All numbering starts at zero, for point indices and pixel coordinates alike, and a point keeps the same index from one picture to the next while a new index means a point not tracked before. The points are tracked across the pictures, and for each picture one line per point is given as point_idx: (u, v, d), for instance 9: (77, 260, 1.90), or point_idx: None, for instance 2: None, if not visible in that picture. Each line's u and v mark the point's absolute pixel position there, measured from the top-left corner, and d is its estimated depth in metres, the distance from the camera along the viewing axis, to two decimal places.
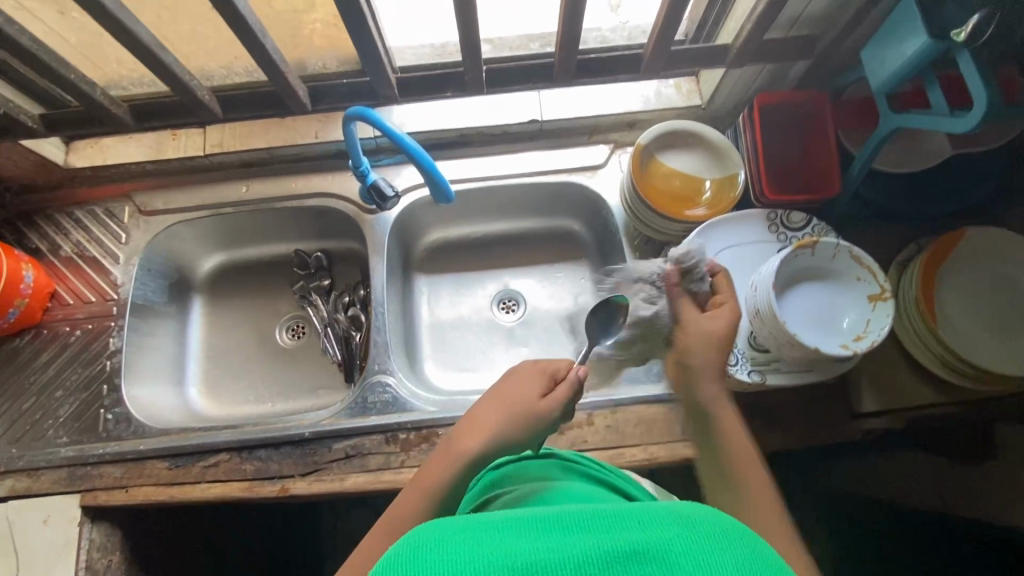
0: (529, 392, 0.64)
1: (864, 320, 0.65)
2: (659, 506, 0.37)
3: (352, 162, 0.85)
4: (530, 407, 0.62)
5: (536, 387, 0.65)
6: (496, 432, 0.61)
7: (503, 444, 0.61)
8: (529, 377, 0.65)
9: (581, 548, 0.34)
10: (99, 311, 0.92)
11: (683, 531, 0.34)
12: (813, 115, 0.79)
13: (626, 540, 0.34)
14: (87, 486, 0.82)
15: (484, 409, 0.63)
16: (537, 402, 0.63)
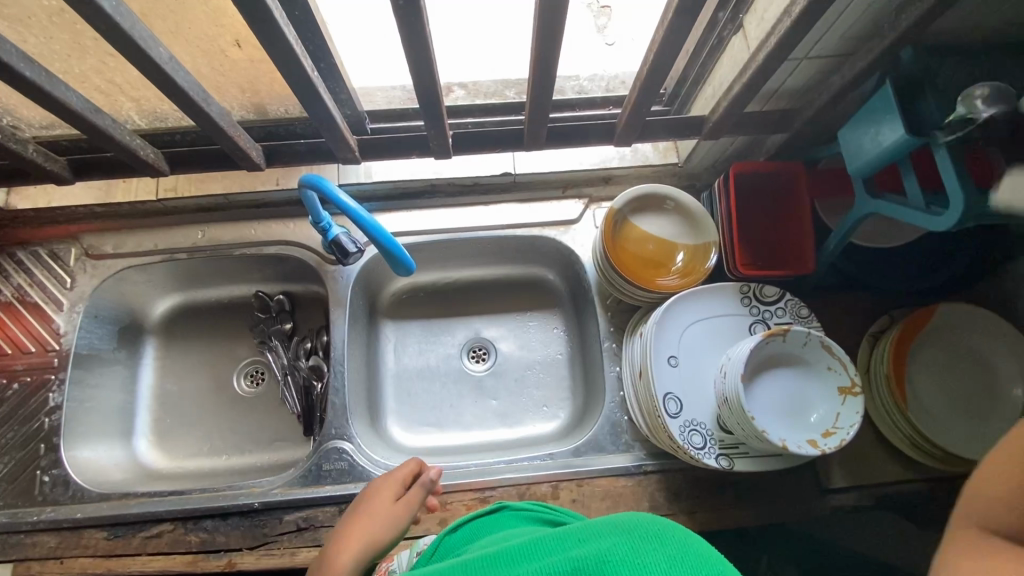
0: (383, 501, 0.66)
1: (834, 414, 0.64)
2: (602, 521, 0.44)
3: (311, 217, 0.81)
4: (389, 515, 0.64)
5: (391, 496, 0.68)
6: (365, 539, 0.62)
7: (374, 551, 0.61)
8: (379, 488, 0.68)
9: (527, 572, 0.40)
10: (39, 363, 0.86)
11: (615, 541, 0.40)
12: (789, 188, 0.77)
13: (568, 557, 0.40)
14: (18, 556, 0.77)
15: (348, 527, 0.64)
16: (394, 508, 0.66)
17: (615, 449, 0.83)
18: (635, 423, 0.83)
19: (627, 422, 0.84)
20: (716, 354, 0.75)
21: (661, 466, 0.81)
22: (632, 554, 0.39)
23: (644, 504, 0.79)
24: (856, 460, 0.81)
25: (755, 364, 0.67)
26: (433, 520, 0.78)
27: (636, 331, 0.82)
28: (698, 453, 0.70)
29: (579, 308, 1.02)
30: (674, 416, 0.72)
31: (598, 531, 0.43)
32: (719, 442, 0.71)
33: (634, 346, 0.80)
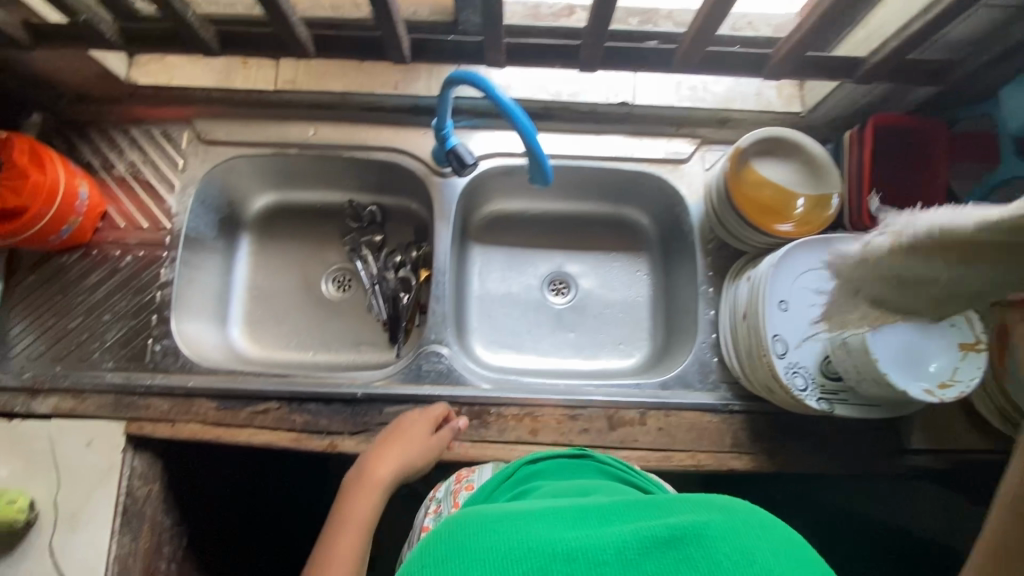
0: (421, 436, 0.75)
1: (952, 368, 0.65)
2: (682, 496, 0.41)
3: (436, 121, 0.80)
4: (421, 451, 0.74)
5: (425, 433, 0.76)
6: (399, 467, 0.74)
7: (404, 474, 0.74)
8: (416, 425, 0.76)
9: (616, 534, 0.37)
10: (151, 240, 0.89)
11: (722, 517, 0.38)
12: (927, 146, 0.75)
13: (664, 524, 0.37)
14: (132, 415, 0.81)
15: (387, 449, 0.75)
16: (427, 443, 0.75)
17: (702, 387, 0.85)
18: (726, 364, 0.84)
19: (716, 362, 0.86)
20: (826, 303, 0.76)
21: (747, 407, 0.83)
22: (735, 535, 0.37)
23: (727, 440, 0.82)
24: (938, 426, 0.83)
25: None
26: (524, 429, 0.81)
27: (741, 275, 0.83)
28: (800, 394, 0.72)
29: (669, 253, 1.02)
30: (779, 357, 0.73)
31: (685, 509, 0.40)
32: (821, 387, 0.73)
33: (740, 289, 0.81)
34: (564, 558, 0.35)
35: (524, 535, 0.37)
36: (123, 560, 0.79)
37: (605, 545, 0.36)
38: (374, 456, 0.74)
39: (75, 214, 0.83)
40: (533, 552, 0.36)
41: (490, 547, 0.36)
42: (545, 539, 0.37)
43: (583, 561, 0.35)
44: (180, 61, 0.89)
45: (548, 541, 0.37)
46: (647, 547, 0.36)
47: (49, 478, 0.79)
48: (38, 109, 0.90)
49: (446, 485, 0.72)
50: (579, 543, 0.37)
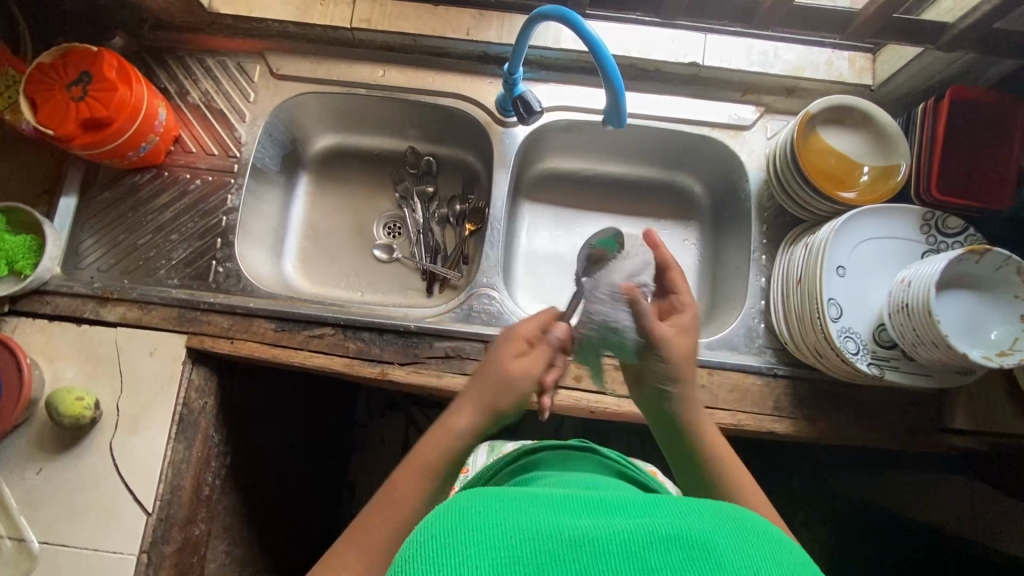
0: (507, 359, 0.61)
1: (1012, 337, 0.65)
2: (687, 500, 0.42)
3: (508, 66, 0.81)
4: (512, 371, 0.60)
5: (516, 348, 0.61)
6: (483, 409, 0.59)
7: (487, 417, 0.60)
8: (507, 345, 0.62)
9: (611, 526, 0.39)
10: (221, 166, 0.92)
11: (722, 524, 0.39)
12: (1001, 122, 0.75)
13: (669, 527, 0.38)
14: (194, 330, 0.84)
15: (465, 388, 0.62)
16: (518, 360, 0.61)
17: (747, 350, 0.86)
18: (774, 330, 0.85)
19: (763, 328, 0.86)
20: (885, 271, 0.76)
21: (791, 372, 0.83)
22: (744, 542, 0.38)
23: (769, 403, 0.82)
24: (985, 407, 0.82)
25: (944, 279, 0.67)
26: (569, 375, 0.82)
27: (797, 241, 0.83)
28: (851, 357, 0.73)
29: (719, 222, 1.01)
30: (833, 320, 0.74)
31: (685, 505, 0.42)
32: (873, 352, 0.73)
33: (795, 255, 0.81)
34: (571, 545, 0.37)
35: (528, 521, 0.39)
36: (176, 465, 0.82)
37: (610, 538, 0.37)
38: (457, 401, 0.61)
39: (154, 133, 0.86)
40: (536, 536, 0.37)
41: (494, 523, 0.38)
42: (551, 525, 0.38)
43: (590, 548, 0.37)
44: None
45: (554, 528, 0.38)
46: (657, 543, 0.37)
47: (112, 382, 0.83)
48: (123, 33, 0.93)
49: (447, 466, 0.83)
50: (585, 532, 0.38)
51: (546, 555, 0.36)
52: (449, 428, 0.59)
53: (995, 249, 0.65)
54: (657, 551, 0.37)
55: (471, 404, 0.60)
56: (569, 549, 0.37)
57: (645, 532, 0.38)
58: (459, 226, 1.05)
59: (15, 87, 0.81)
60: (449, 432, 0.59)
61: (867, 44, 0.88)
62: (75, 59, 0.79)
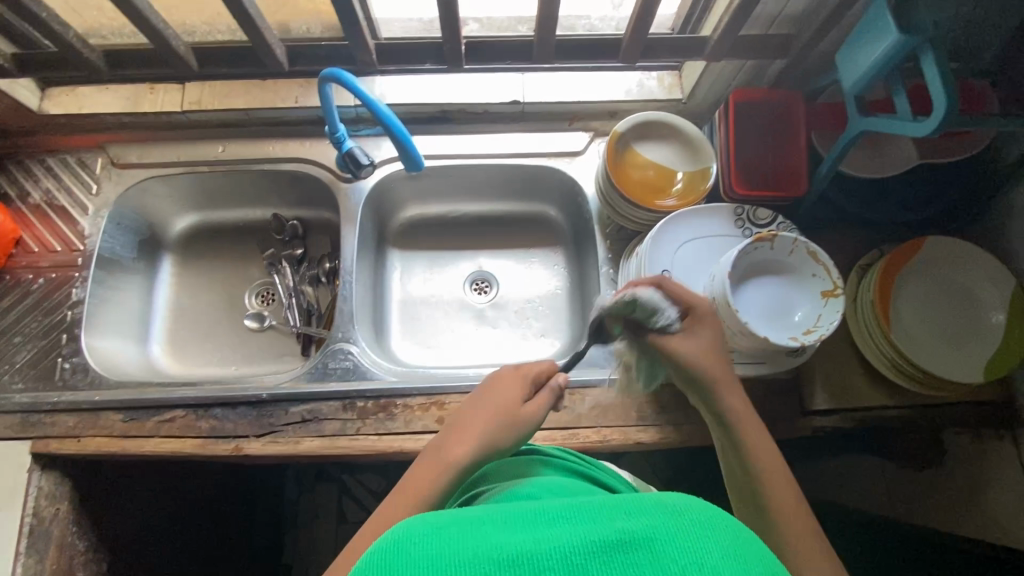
0: (512, 397, 0.64)
1: (815, 314, 0.67)
2: (646, 496, 0.38)
3: (328, 127, 0.83)
4: (518, 412, 0.63)
5: (519, 384, 0.65)
6: (480, 450, 0.59)
7: (490, 454, 0.60)
8: (512, 379, 0.65)
9: (566, 541, 0.35)
10: (64, 261, 0.91)
11: (668, 519, 0.36)
12: (787, 115, 0.79)
13: (615, 530, 0.35)
14: (38, 434, 0.81)
15: (463, 420, 0.62)
16: (521, 402, 0.63)
17: (608, 365, 0.86)
18: (628, 340, 0.86)
19: None
20: (708, 269, 0.79)
21: None
22: (682, 535, 0.34)
23: (632, 415, 0.83)
24: (840, 385, 0.84)
25: (744, 267, 0.69)
26: (430, 418, 0.81)
27: (632, 252, 0.85)
28: None
29: (579, 244, 1.04)
30: None
31: (646, 502, 0.38)
32: None
33: (630, 265, 0.83)
34: (508, 566, 0.33)
35: (470, 544, 0.35)
36: None
37: (547, 552, 0.34)
38: (453, 435, 0.61)
39: None
40: (476, 560, 0.34)
41: (406, 565, 0.33)
42: (490, 545, 0.35)
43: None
44: (90, 90, 0.93)
45: (471, 559, 0.34)
46: (586, 558, 0.34)
47: None
48: None
49: None
50: (514, 556, 0.34)
51: None
52: (446, 462, 0.57)
53: (784, 233, 0.68)
54: (597, 563, 0.33)
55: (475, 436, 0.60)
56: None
57: (598, 541, 0.34)
58: (330, 284, 1.05)
59: None
60: (441, 471, 0.57)
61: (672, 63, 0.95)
62: None
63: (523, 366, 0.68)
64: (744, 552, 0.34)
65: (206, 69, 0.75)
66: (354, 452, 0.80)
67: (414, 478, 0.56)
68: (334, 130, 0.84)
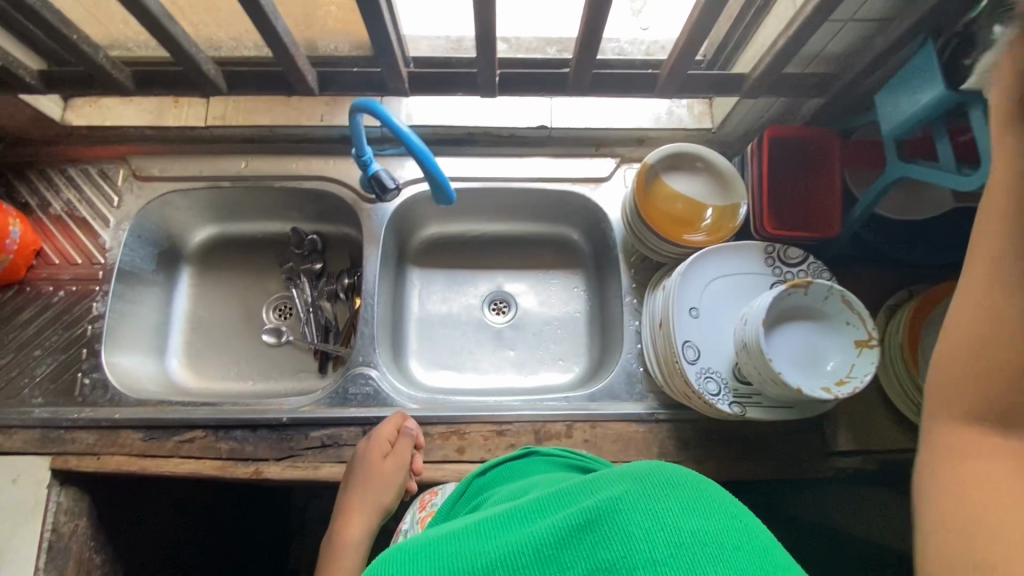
0: (377, 466, 0.75)
1: (848, 364, 0.66)
2: (608, 472, 0.41)
3: (354, 150, 0.82)
4: (379, 480, 0.75)
5: (377, 454, 0.76)
6: (368, 520, 0.75)
7: (380, 513, 0.76)
8: (370, 452, 0.76)
9: (536, 536, 0.38)
10: (84, 274, 0.90)
11: (626, 489, 0.38)
12: (821, 154, 0.78)
13: (577, 513, 0.38)
14: (58, 449, 0.81)
15: (349, 499, 0.76)
16: (386, 468, 0.75)
17: (629, 397, 0.86)
18: (650, 373, 0.86)
19: (642, 372, 0.87)
20: (737, 309, 0.78)
21: (673, 415, 0.84)
22: (643, 499, 0.37)
23: (653, 450, 0.82)
24: (864, 426, 0.83)
25: (775, 312, 0.69)
26: (451, 447, 0.81)
27: (658, 285, 0.85)
28: (712, 399, 0.73)
29: (601, 268, 1.03)
30: (691, 363, 0.74)
31: (607, 478, 0.41)
32: (733, 390, 0.74)
33: (657, 299, 0.83)
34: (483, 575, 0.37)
35: (450, 560, 0.39)
36: None
37: (520, 550, 0.38)
38: (346, 515, 0.75)
39: (6, 252, 0.85)
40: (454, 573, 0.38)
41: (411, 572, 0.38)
42: (465, 558, 0.39)
43: (504, 567, 0.37)
44: (113, 102, 0.92)
45: (472, 557, 0.39)
46: (567, 539, 0.37)
47: None
48: None
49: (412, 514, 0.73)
50: (503, 552, 0.38)
51: None
52: (347, 540, 0.74)
53: (818, 280, 0.68)
54: (568, 548, 0.37)
55: (363, 508, 0.75)
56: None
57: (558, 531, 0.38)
58: (349, 301, 1.04)
59: None
60: (349, 552, 0.73)
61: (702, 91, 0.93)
62: None
63: (374, 434, 0.78)
64: (703, 504, 0.37)
65: (235, 92, 0.74)
66: None
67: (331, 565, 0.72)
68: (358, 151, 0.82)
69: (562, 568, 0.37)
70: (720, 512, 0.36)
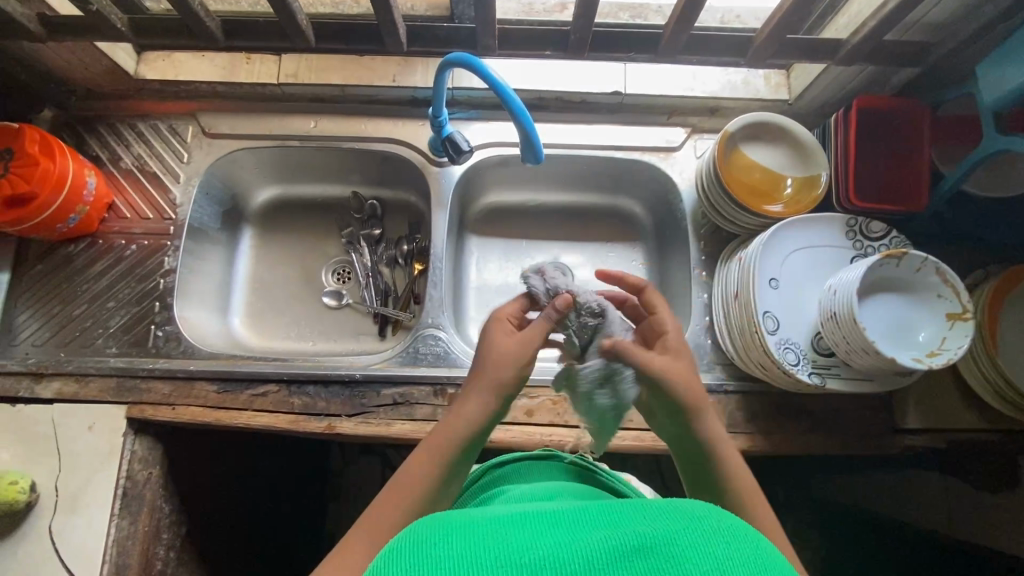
0: (504, 346, 0.57)
1: (940, 337, 0.65)
2: (661, 506, 0.42)
3: (431, 110, 0.82)
4: (507, 359, 0.57)
5: (505, 331, 0.59)
6: (486, 398, 0.56)
7: (499, 401, 0.57)
8: (497, 327, 0.59)
9: (588, 544, 0.38)
10: (156, 229, 0.91)
11: (683, 526, 0.39)
12: (910, 127, 0.77)
13: (634, 535, 0.38)
14: (133, 399, 0.82)
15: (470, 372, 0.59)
16: (516, 347, 0.57)
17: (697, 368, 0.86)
18: (720, 346, 0.85)
19: (710, 344, 0.87)
20: (816, 282, 0.77)
21: (741, 387, 0.83)
22: (704, 542, 0.37)
23: (722, 421, 0.82)
24: (935, 405, 0.82)
25: (865, 283, 0.68)
26: (520, 409, 0.82)
27: (732, 257, 0.84)
28: (792, 368, 0.73)
29: (663, 242, 1.02)
30: (771, 333, 0.74)
31: (663, 512, 0.41)
32: (813, 361, 0.73)
33: (731, 270, 0.82)
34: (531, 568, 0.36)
35: (495, 546, 0.38)
36: (122, 544, 0.79)
37: (571, 556, 0.37)
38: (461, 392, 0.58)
39: (83, 204, 0.86)
40: (500, 561, 0.37)
41: (461, 549, 0.38)
42: (514, 548, 0.37)
43: (552, 566, 0.36)
44: (186, 57, 0.92)
45: (518, 550, 0.37)
46: (617, 557, 0.37)
47: (49, 462, 0.79)
48: (51, 105, 0.94)
49: None
50: (551, 553, 0.37)
51: None
52: (459, 412, 0.56)
53: (911, 251, 0.67)
54: (618, 565, 0.36)
55: (486, 384, 0.56)
56: (535, 569, 0.36)
57: (609, 544, 0.37)
58: (407, 267, 1.04)
59: None
60: (457, 424, 0.55)
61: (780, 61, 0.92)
62: None
63: (499, 312, 0.60)
64: (760, 561, 0.37)
65: (323, 44, 0.73)
66: None
67: (435, 432, 0.56)
68: (436, 111, 0.82)
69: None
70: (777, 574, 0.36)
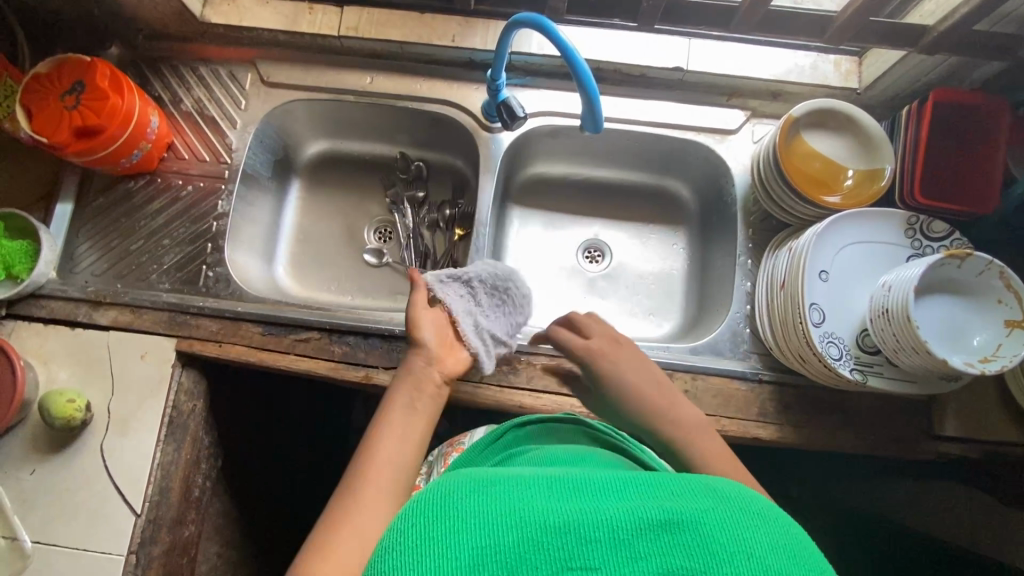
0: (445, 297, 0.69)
1: (996, 343, 0.64)
2: (687, 480, 0.41)
3: (490, 71, 0.81)
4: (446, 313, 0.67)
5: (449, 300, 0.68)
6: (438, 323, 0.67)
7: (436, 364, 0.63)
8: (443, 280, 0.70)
9: (616, 513, 0.38)
10: (212, 172, 0.94)
11: (712, 505, 0.38)
12: (986, 125, 0.74)
13: (662, 509, 0.38)
14: (184, 333, 0.86)
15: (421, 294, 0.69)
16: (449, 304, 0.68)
17: (733, 355, 0.85)
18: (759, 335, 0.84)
19: (748, 333, 0.86)
20: (866, 276, 0.76)
21: (776, 378, 0.83)
22: (728, 522, 0.37)
23: (753, 409, 0.82)
24: (975, 414, 0.81)
25: (923, 282, 0.66)
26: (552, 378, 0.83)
27: (781, 246, 0.82)
28: (833, 363, 0.72)
29: (707, 227, 1.00)
30: (815, 325, 0.73)
31: (691, 485, 0.41)
32: (856, 357, 0.72)
33: (779, 259, 0.80)
34: (557, 530, 0.36)
35: (522, 505, 0.38)
36: (166, 467, 0.83)
37: (596, 522, 0.37)
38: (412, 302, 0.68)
39: (146, 141, 0.88)
40: (524, 521, 0.37)
41: (487, 509, 0.38)
42: (537, 510, 0.38)
43: (577, 533, 0.36)
44: (251, 3, 0.93)
45: (543, 513, 0.38)
46: (643, 528, 0.37)
47: (103, 385, 0.84)
48: (119, 43, 0.96)
49: (440, 447, 0.81)
50: (576, 517, 0.37)
51: (534, 540, 0.36)
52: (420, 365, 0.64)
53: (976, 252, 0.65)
54: (645, 538, 0.36)
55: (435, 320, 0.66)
56: (558, 535, 0.36)
57: (636, 516, 0.37)
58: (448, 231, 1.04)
59: (14, 96, 0.84)
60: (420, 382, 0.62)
61: (852, 48, 0.88)
62: (69, 69, 0.82)
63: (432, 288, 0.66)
64: (785, 543, 0.37)
65: None
66: (474, 400, 0.82)
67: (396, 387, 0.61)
68: (495, 71, 0.81)
69: (633, 556, 0.36)
70: (801, 560, 0.36)
